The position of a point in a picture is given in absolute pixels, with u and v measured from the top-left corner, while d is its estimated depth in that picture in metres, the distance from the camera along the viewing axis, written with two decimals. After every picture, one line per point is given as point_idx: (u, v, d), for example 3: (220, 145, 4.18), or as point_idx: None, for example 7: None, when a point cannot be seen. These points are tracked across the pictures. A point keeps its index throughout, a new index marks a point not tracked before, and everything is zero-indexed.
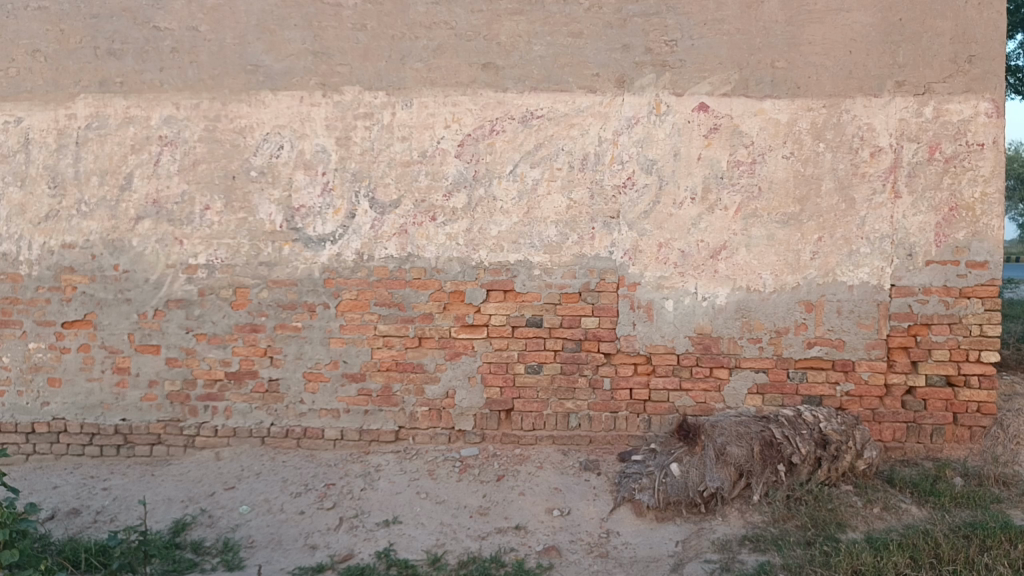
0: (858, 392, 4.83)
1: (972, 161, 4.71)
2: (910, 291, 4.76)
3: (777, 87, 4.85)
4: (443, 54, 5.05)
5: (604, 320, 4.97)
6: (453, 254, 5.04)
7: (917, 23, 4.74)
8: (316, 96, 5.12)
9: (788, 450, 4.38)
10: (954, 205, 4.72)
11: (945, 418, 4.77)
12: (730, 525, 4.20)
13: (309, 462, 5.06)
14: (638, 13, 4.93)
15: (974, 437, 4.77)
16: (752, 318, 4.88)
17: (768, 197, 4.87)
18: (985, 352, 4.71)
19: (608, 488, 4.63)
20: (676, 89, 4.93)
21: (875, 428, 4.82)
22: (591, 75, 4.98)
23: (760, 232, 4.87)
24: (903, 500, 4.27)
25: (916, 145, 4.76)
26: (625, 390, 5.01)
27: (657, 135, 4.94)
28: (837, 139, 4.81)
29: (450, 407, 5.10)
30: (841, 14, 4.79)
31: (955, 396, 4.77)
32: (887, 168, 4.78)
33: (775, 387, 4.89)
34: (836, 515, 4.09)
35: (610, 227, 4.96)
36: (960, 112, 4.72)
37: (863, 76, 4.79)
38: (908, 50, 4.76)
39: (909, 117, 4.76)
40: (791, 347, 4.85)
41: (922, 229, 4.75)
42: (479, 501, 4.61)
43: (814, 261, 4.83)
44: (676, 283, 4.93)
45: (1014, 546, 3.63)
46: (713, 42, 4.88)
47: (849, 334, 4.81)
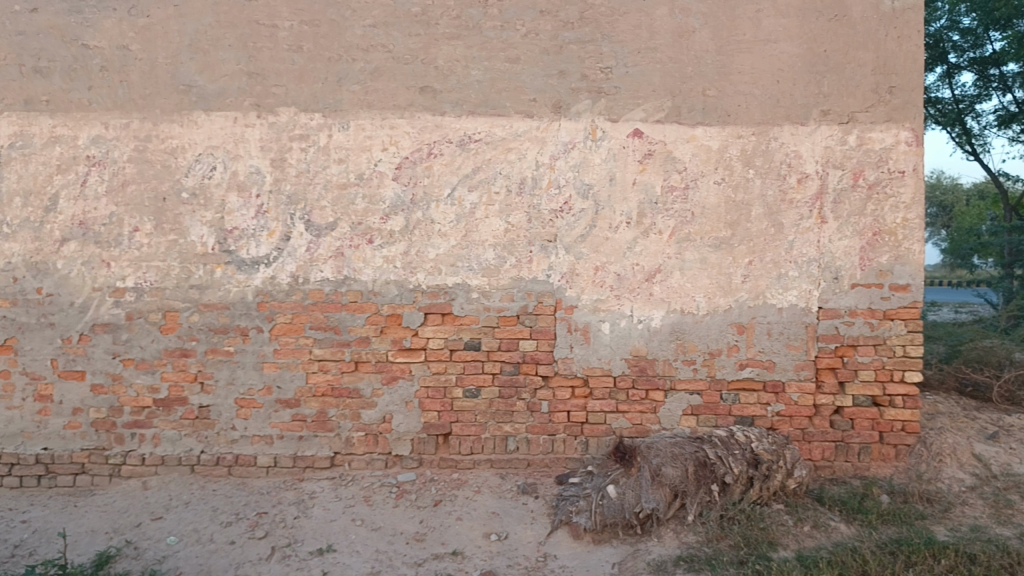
0: (789, 412, 4.93)
1: (893, 188, 4.88)
2: (837, 313, 4.90)
3: (708, 115, 4.97)
4: (381, 76, 5.04)
5: (542, 343, 4.99)
6: (390, 277, 5.01)
7: (840, 54, 4.92)
8: (251, 117, 5.06)
9: (721, 469, 4.44)
10: (878, 230, 4.88)
11: (872, 437, 4.89)
12: (665, 546, 4.22)
13: (240, 491, 4.93)
14: (573, 40, 5.01)
15: (900, 456, 4.90)
16: (686, 340, 4.96)
17: (700, 221, 4.97)
18: (908, 373, 4.86)
19: (546, 511, 4.62)
20: (611, 115, 5.01)
21: (805, 447, 4.93)
22: (528, 100, 5.03)
23: (694, 256, 4.96)
24: (832, 518, 4.36)
25: (840, 172, 4.92)
26: (562, 413, 5.02)
27: (593, 160, 5.01)
28: (766, 166, 4.94)
29: (386, 431, 5.03)
30: (768, 45, 4.95)
31: (880, 416, 4.90)
32: (813, 194, 4.92)
33: (709, 408, 4.97)
34: (768, 534, 4.15)
35: (547, 251, 4.99)
36: (882, 141, 4.90)
37: (790, 104, 4.94)
38: (833, 80, 4.93)
39: (833, 144, 4.92)
40: (724, 368, 4.94)
41: (848, 253, 4.90)
42: (415, 527, 4.55)
43: (744, 284, 4.94)
44: (613, 306, 4.98)
45: (937, 561, 3.73)
46: (646, 70, 4.99)
47: (779, 355, 4.92)
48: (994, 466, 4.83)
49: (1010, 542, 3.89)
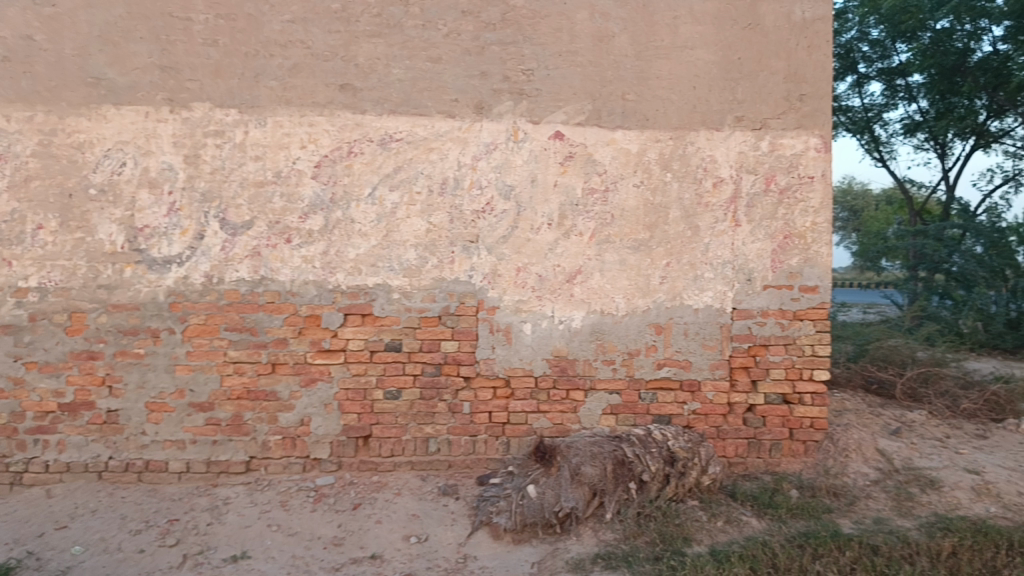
0: (704, 410, 5.04)
1: (803, 193, 5.05)
2: (750, 313, 5.03)
3: (627, 119, 5.05)
4: (299, 73, 4.96)
5: (463, 344, 4.98)
6: (308, 277, 4.92)
7: (753, 61, 5.06)
8: (163, 112, 4.91)
9: (638, 468, 4.52)
10: (789, 233, 5.04)
11: (783, 433, 5.05)
12: (584, 544, 4.26)
13: (151, 497, 4.77)
14: (495, 41, 5.02)
15: (808, 451, 5.07)
16: (606, 340, 5.02)
17: (620, 223, 5.04)
18: (817, 371, 5.03)
19: (466, 512, 4.62)
20: (533, 117, 5.04)
21: (719, 445, 5.05)
22: (450, 101, 5.02)
23: (613, 257, 5.03)
24: (744, 513, 4.48)
25: (753, 176, 5.06)
26: (483, 414, 5.02)
27: (515, 162, 5.03)
28: (683, 170, 5.05)
29: (304, 434, 4.95)
30: (685, 51, 5.05)
31: (791, 413, 5.06)
32: (728, 198, 5.05)
33: (628, 407, 5.04)
34: (682, 530, 4.24)
35: (469, 251, 4.99)
36: (793, 147, 5.06)
37: (706, 110, 5.06)
38: (747, 87, 5.07)
39: (747, 150, 5.06)
40: (642, 368, 5.03)
41: (761, 255, 5.04)
42: (333, 531, 4.48)
43: (662, 286, 5.03)
44: (534, 307, 5.00)
45: (842, 553, 3.86)
46: (567, 73, 5.04)
47: (695, 354, 5.03)
48: (896, 460, 5.03)
49: (910, 533, 4.06)
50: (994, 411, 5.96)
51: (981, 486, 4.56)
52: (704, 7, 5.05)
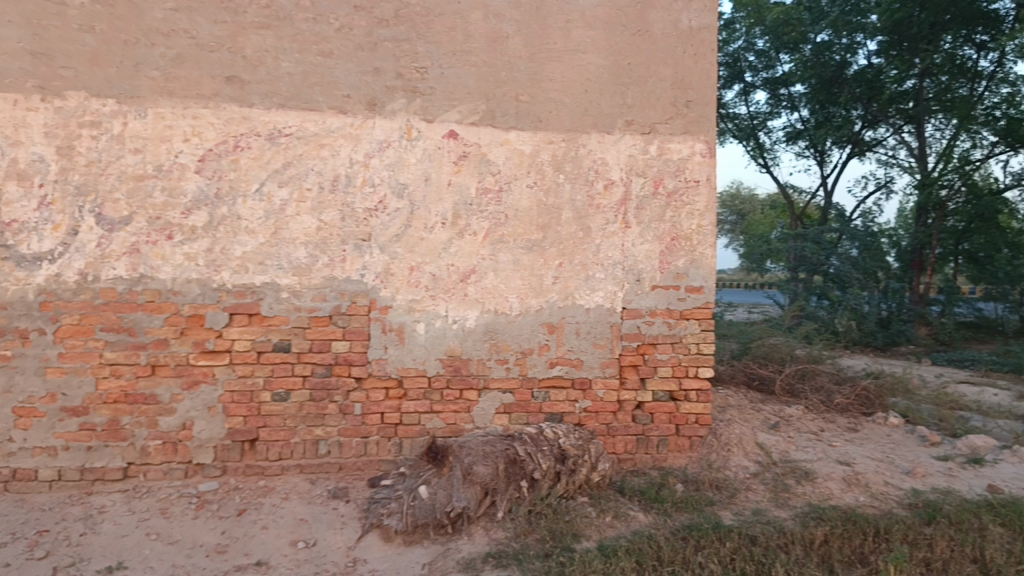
0: (595, 408, 5.13)
1: (689, 197, 5.21)
2: (639, 313, 5.15)
3: (521, 120, 5.09)
4: (183, 64, 4.77)
5: (355, 344, 4.90)
6: (192, 275, 4.74)
7: (642, 67, 5.19)
8: (34, 100, 4.63)
9: (530, 466, 4.56)
10: (676, 235, 5.19)
11: (669, 429, 5.19)
12: (475, 544, 4.27)
13: (18, 508, 4.50)
14: (388, 38, 4.97)
15: (694, 446, 5.23)
16: (499, 340, 5.04)
17: (513, 223, 5.07)
18: (701, 369, 5.20)
19: (356, 515, 4.55)
20: (426, 116, 5.01)
21: (609, 442, 5.15)
22: (342, 96, 4.93)
23: (507, 257, 5.06)
24: (632, 508, 4.58)
25: (642, 179, 5.18)
26: (375, 415, 4.95)
27: (408, 160, 4.99)
28: (575, 172, 5.12)
29: (187, 439, 4.77)
30: (577, 55, 5.13)
31: (677, 409, 5.21)
32: (618, 200, 5.16)
33: (520, 406, 5.08)
34: (572, 526, 4.30)
35: (361, 250, 4.91)
36: (680, 151, 5.21)
37: (597, 113, 5.16)
38: (636, 92, 5.19)
39: (636, 153, 5.18)
40: (535, 367, 5.07)
41: (649, 256, 5.17)
42: (217, 538, 4.34)
43: (554, 285, 5.10)
44: (427, 306, 4.97)
45: (723, 544, 4.00)
46: (461, 73, 5.03)
47: (586, 353, 5.11)
48: (774, 453, 5.25)
49: (785, 523, 4.24)
50: (864, 405, 6.30)
51: (851, 477, 4.81)
52: (596, 13, 5.14)
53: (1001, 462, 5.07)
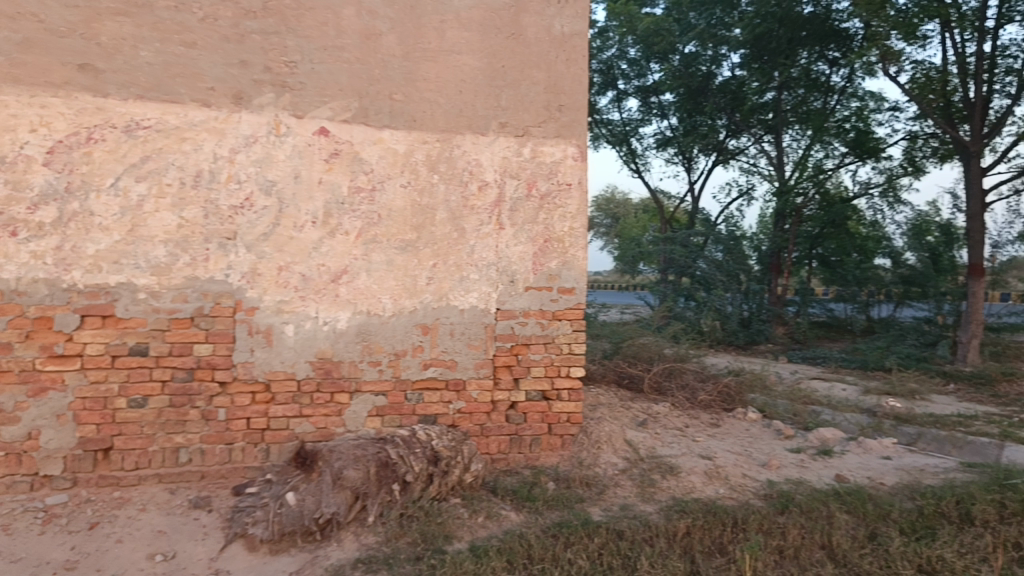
0: (469, 409, 5.14)
1: (561, 200, 5.30)
2: (512, 314, 5.20)
3: (394, 118, 5.03)
4: (30, 49, 4.45)
5: (219, 347, 4.71)
6: (38, 274, 4.42)
7: (516, 71, 5.24)
8: None
9: (402, 469, 4.51)
10: (548, 237, 5.27)
11: (542, 429, 5.26)
12: (345, 550, 4.18)
13: None
14: (256, 30, 4.80)
15: (565, 445, 5.32)
16: (372, 341, 4.96)
17: (386, 223, 5.00)
18: (573, 368, 5.30)
19: (220, 525, 4.37)
20: (296, 111, 4.87)
21: (482, 442, 5.16)
22: (206, 89, 4.73)
23: (380, 257, 4.98)
24: (504, 507, 4.61)
25: (516, 181, 5.22)
26: (241, 420, 4.77)
27: (276, 157, 4.84)
28: (449, 172, 5.11)
29: (32, 449, 4.45)
30: (451, 56, 5.13)
31: (550, 408, 5.28)
32: (492, 202, 5.18)
33: (393, 408, 5.02)
34: (444, 528, 4.29)
35: (226, 248, 4.73)
36: (552, 155, 5.30)
37: (471, 115, 5.16)
38: (509, 95, 5.23)
39: (510, 155, 5.22)
40: (408, 368, 5.03)
41: (522, 257, 5.22)
42: (66, 554, 4.06)
43: (428, 286, 5.06)
44: (297, 308, 4.84)
45: (591, 539, 4.09)
46: (333, 69, 4.93)
47: (460, 354, 5.11)
48: (642, 450, 5.41)
49: (650, 517, 4.38)
50: (726, 401, 6.60)
51: (712, 470, 5.02)
52: (470, 14, 5.15)
53: (847, 453, 5.41)
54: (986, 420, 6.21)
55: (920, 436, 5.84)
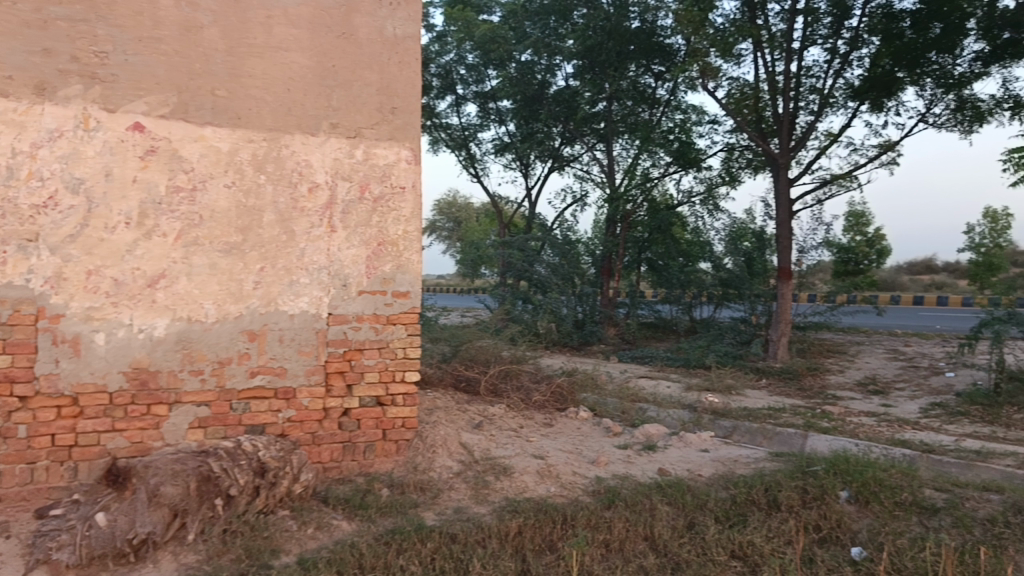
0: (299, 417, 4.98)
1: (394, 203, 5.24)
2: (345, 318, 5.09)
3: (218, 116, 4.81)
4: None
5: (18, 358, 4.34)
6: None
7: (347, 71, 5.14)
8: None
9: (225, 482, 4.29)
10: (382, 240, 5.20)
11: (376, 435, 5.18)
12: (161, 572, 3.94)
13: None
14: (61, 17, 4.45)
15: (400, 450, 5.27)
16: (194, 349, 4.71)
17: (209, 224, 4.77)
18: (408, 373, 5.25)
19: (19, 552, 4.01)
20: (107, 105, 4.56)
21: (313, 451, 5.03)
22: (4, 78, 4.34)
23: (202, 261, 4.74)
24: (335, 517, 4.51)
25: (348, 183, 5.13)
26: (45, 437, 4.41)
27: (85, 153, 4.50)
28: (277, 173, 4.94)
29: None
30: (279, 53, 4.96)
31: (384, 414, 5.21)
32: (323, 204, 5.05)
33: (217, 419, 4.78)
34: (270, 542, 4.14)
35: (26, 251, 4.35)
36: (385, 157, 5.24)
37: (301, 114, 5.02)
38: (341, 96, 5.12)
39: (342, 157, 5.11)
40: (234, 377, 4.81)
41: (355, 261, 5.12)
42: None
43: (256, 291, 4.87)
44: (109, 314, 4.52)
45: (424, 544, 4.06)
46: (149, 61, 4.65)
47: (290, 361, 4.95)
48: (476, 452, 5.46)
49: (483, 518, 4.42)
50: (559, 401, 6.78)
51: (544, 469, 5.13)
52: (299, 11, 5.00)
53: (670, 448, 5.69)
54: (792, 412, 6.72)
55: (735, 429, 6.25)
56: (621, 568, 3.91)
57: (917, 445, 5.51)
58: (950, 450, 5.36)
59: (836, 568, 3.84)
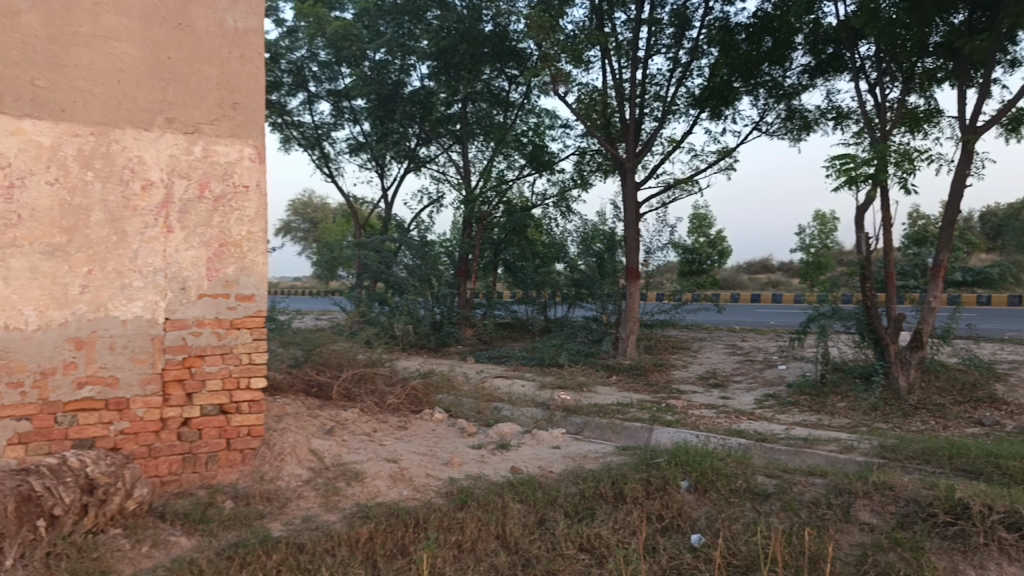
0: (133, 429, 4.70)
1: (237, 202, 5.04)
2: (183, 323, 4.84)
3: (38, 108, 4.47)
4: None
5: None
6: None
7: (185, 64, 4.90)
8: None
9: (48, 501, 4.00)
10: (224, 241, 4.98)
11: (219, 444, 4.97)
12: None
13: None
14: None
15: (246, 460, 5.07)
16: (11, 359, 4.35)
17: (29, 225, 4.42)
18: (254, 379, 5.07)
19: None
20: None
21: (150, 464, 4.76)
22: None
23: (21, 263, 4.38)
24: (173, 533, 4.28)
25: (186, 182, 4.88)
26: None
27: None
28: (106, 169, 4.63)
29: None
30: (108, 43, 4.66)
31: (227, 423, 5.00)
32: (158, 203, 4.79)
33: (40, 434, 4.44)
34: (100, 563, 3.88)
35: None
36: (227, 155, 5.02)
37: (133, 108, 4.74)
38: (178, 89, 4.88)
39: (179, 154, 4.87)
40: (59, 389, 4.48)
41: (195, 263, 4.89)
42: None
43: (84, 295, 4.56)
44: None
45: (269, 557, 3.92)
46: None
47: (123, 370, 4.65)
48: (326, 458, 5.32)
49: (333, 526, 4.32)
50: (413, 403, 6.74)
51: (397, 473, 5.08)
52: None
53: (522, 446, 5.77)
54: (639, 407, 6.98)
55: (586, 425, 6.45)
56: (472, 568, 3.91)
57: (751, 435, 5.85)
58: (780, 438, 5.73)
59: (676, 555, 4.00)
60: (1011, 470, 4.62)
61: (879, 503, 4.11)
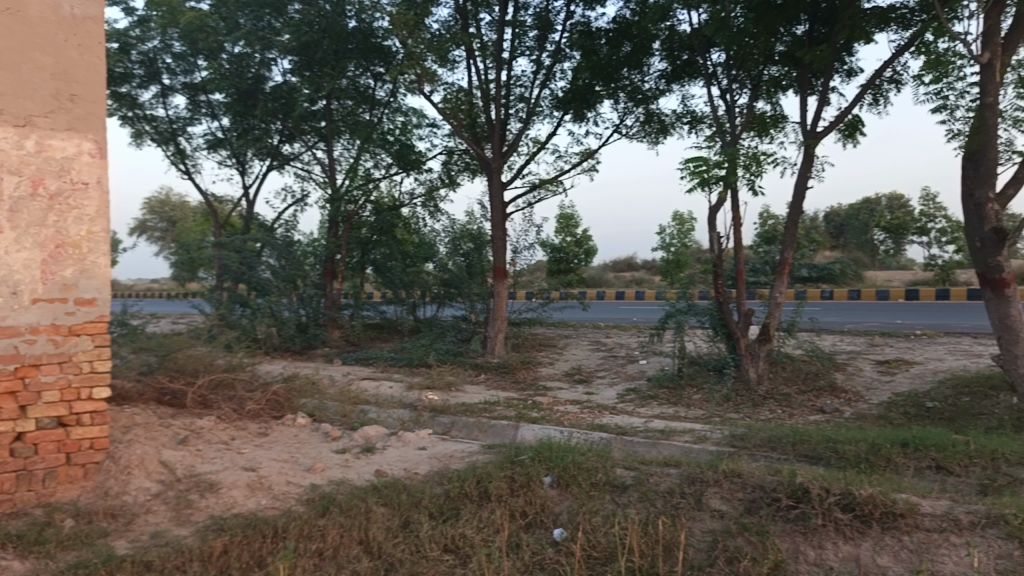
0: None
1: (76, 200, 4.74)
2: (15, 331, 4.48)
3: None
4: None
5: None
6: None
7: (15, 52, 4.55)
8: None
9: None
10: (60, 242, 4.66)
11: (57, 460, 4.65)
12: None
13: None
14: None
15: (88, 475, 4.77)
16: None
17: None
18: (96, 389, 4.78)
19: None
20: None
21: None
22: None
23: None
24: (4, 557, 3.96)
25: (17, 178, 4.54)
26: None
27: None
28: None
29: None
30: None
31: (67, 436, 4.68)
32: None
33: None
34: None
35: None
36: (64, 149, 4.70)
37: None
38: (7, 79, 4.52)
39: (8, 148, 4.52)
40: None
41: (28, 266, 4.54)
42: None
43: None
44: None
45: None
46: None
47: None
48: (179, 469, 5.07)
49: (184, 541, 4.11)
50: (275, 408, 6.53)
51: (255, 482, 4.90)
52: None
53: (388, 448, 5.70)
54: (505, 404, 7.05)
55: (453, 424, 6.45)
56: None
57: (612, 429, 6.02)
58: (640, 431, 5.92)
59: (539, 551, 4.06)
60: (846, 454, 4.97)
61: (728, 491, 4.30)
